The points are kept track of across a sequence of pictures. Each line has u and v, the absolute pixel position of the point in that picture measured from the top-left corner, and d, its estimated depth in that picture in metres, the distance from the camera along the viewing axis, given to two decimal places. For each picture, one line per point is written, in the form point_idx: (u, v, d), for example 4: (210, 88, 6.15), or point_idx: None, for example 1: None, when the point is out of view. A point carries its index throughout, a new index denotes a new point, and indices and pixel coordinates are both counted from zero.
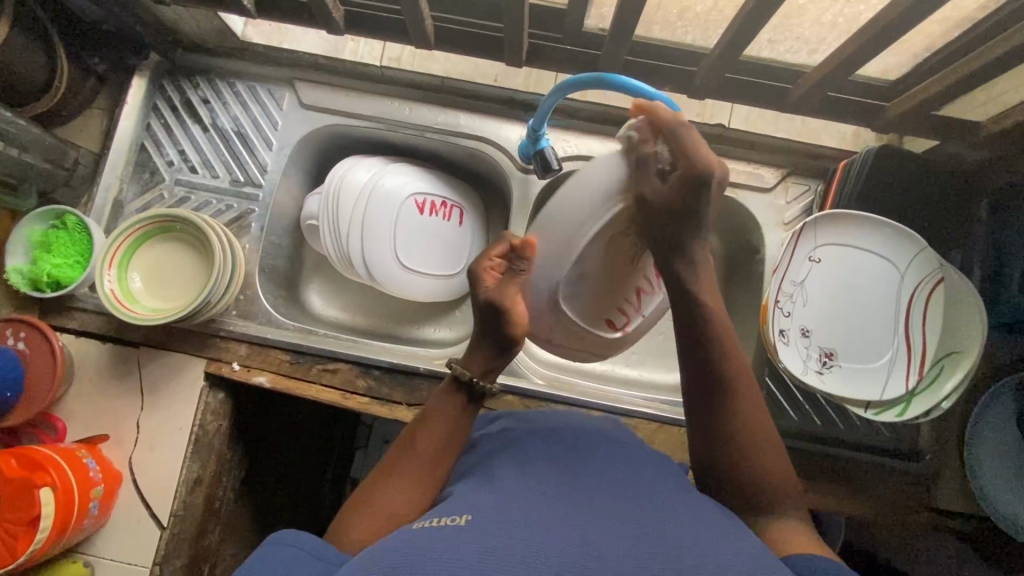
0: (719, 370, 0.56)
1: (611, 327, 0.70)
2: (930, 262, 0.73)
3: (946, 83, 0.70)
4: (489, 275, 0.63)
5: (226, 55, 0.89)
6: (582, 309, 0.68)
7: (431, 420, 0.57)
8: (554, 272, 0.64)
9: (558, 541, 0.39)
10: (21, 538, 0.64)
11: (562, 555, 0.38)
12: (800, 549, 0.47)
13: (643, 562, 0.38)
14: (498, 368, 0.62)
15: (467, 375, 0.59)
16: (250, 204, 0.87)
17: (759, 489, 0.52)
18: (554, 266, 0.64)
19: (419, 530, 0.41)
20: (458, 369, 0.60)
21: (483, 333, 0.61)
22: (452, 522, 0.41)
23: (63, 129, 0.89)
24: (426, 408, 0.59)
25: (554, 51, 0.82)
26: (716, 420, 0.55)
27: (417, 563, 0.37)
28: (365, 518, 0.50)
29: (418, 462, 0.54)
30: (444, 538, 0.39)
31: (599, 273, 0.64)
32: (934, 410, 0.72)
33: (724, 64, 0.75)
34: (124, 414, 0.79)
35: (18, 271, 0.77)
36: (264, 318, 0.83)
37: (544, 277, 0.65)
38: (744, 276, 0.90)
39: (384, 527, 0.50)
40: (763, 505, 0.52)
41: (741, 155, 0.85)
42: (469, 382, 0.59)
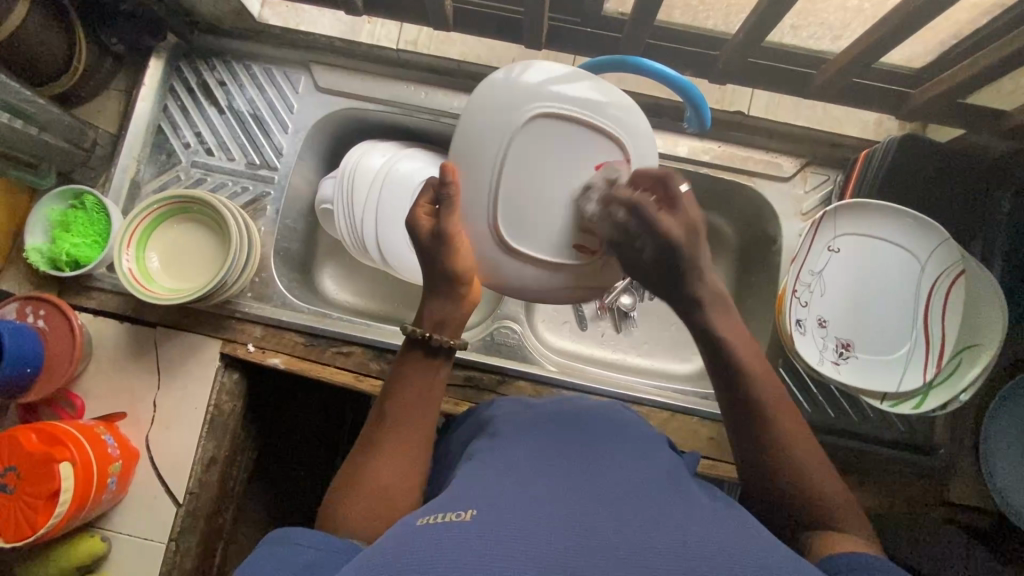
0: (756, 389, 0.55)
1: (585, 251, 0.59)
2: (953, 253, 0.72)
3: (973, 70, 0.69)
4: (423, 219, 0.58)
5: (243, 37, 0.89)
6: (535, 223, 0.57)
7: (405, 392, 0.57)
8: (488, 214, 0.57)
9: (573, 529, 0.39)
10: (41, 511, 0.66)
11: (575, 547, 0.37)
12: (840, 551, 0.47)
13: (658, 554, 0.38)
14: (457, 319, 0.60)
15: (421, 332, 0.58)
16: (265, 187, 0.87)
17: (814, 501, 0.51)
18: (479, 185, 0.57)
19: (424, 525, 0.40)
20: (412, 328, 0.58)
21: (429, 280, 0.59)
22: (457, 518, 0.40)
23: (81, 109, 0.89)
24: (388, 378, 0.59)
25: (573, 34, 0.81)
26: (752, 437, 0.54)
27: (423, 555, 0.36)
28: (354, 500, 0.50)
29: (401, 436, 0.55)
30: (453, 534, 0.38)
31: (543, 172, 0.56)
32: (951, 404, 0.71)
33: (747, 50, 0.73)
34: (141, 393, 0.80)
35: (38, 250, 0.78)
36: (278, 301, 0.84)
37: (477, 203, 0.57)
38: (759, 267, 0.89)
39: (373, 502, 0.50)
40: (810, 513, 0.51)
41: (760, 144, 0.83)
42: (428, 340, 0.58)
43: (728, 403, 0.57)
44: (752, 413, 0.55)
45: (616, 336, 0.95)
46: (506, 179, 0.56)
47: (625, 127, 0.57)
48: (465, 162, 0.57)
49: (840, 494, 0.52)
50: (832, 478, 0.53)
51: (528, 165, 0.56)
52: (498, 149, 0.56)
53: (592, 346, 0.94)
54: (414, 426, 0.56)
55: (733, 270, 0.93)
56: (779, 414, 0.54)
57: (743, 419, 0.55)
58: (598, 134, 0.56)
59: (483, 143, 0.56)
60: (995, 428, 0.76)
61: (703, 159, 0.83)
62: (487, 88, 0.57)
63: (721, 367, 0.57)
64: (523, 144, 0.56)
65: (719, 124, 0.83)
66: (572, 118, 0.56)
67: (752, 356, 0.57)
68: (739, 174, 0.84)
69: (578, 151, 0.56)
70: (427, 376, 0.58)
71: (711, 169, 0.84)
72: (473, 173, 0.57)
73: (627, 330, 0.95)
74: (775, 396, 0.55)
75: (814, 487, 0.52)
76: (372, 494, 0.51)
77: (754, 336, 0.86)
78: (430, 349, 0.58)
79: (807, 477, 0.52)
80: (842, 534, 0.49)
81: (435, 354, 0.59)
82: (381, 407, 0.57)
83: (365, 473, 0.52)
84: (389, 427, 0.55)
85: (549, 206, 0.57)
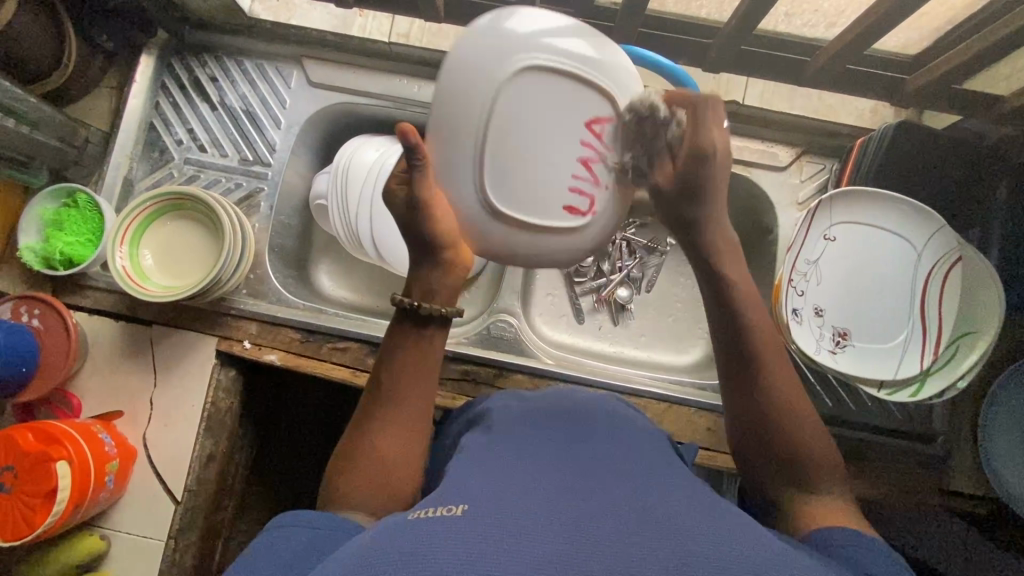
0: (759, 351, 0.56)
1: (576, 214, 0.51)
2: (949, 240, 0.72)
3: (966, 55, 0.68)
4: (399, 187, 0.52)
5: (234, 32, 0.88)
6: (517, 188, 0.49)
7: (395, 363, 0.55)
8: (475, 177, 0.49)
9: (564, 526, 0.38)
10: (38, 510, 0.66)
11: (566, 545, 0.37)
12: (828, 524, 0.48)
13: (649, 548, 0.37)
14: (444, 287, 0.56)
15: (407, 303, 0.55)
16: (259, 183, 0.86)
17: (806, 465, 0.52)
18: (462, 142, 0.48)
19: (413, 520, 0.40)
20: (400, 300, 0.55)
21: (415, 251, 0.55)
22: (448, 513, 0.40)
23: (72, 108, 0.88)
24: (381, 348, 0.56)
25: (565, 25, 0.80)
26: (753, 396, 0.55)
27: (411, 552, 0.36)
28: (354, 480, 0.51)
29: (396, 409, 0.54)
30: (443, 532, 0.37)
31: (543, 145, 0.48)
32: (949, 390, 0.72)
33: (740, 38, 0.73)
34: (137, 391, 0.80)
35: (31, 249, 0.78)
36: (274, 297, 0.84)
37: (460, 137, 0.48)
38: (756, 257, 0.89)
39: (374, 482, 0.51)
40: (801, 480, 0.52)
41: (755, 133, 0.83)
42: (416, 309, 0.54)
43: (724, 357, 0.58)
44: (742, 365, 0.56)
45: (613, 328, 0.95)
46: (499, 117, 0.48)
47: (621, 87, 0.50)
48: (444, 115, 0.48)
49: (826, 460, 0.53)
50: (826, 452, 0.53)
51: (530, 104, 0.47)
52: (485, 108, 0.47)
53: (589, 339, 0.94)
54: (409, 399, 0.54)
55: None
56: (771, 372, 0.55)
57: (742, 369, 0.56)
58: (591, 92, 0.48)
59: (470, 86, 0.47)
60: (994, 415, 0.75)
61: None
62: (488, 28, 0.48)
63: (735, 338, 0.57)
64: (520, 105, 0.47)
65: None
66: (579, 79, 0.48)
67: (756, 311, 0.57)
68: (735, 164, 0.84)
69: (572, 116, 0.48)
70: (419, 346, 0.55)
71: None
72: (453, 127, 0.48)
73: (624, 322, 0.95)
74: (782, 367, 0.56)
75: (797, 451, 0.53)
76: (368, 472, 0.51)
77: None
78: (419, 318, 0.55)
79: (790, 434, 0.54)
80: (818, 497, 0.51)
81: (426, 323, 0.55)
82: (374, 383, 0.55)
83: (361, 451, 0.52)
84: (383, 401, 0.54)
85: (538, 174, 0.49)
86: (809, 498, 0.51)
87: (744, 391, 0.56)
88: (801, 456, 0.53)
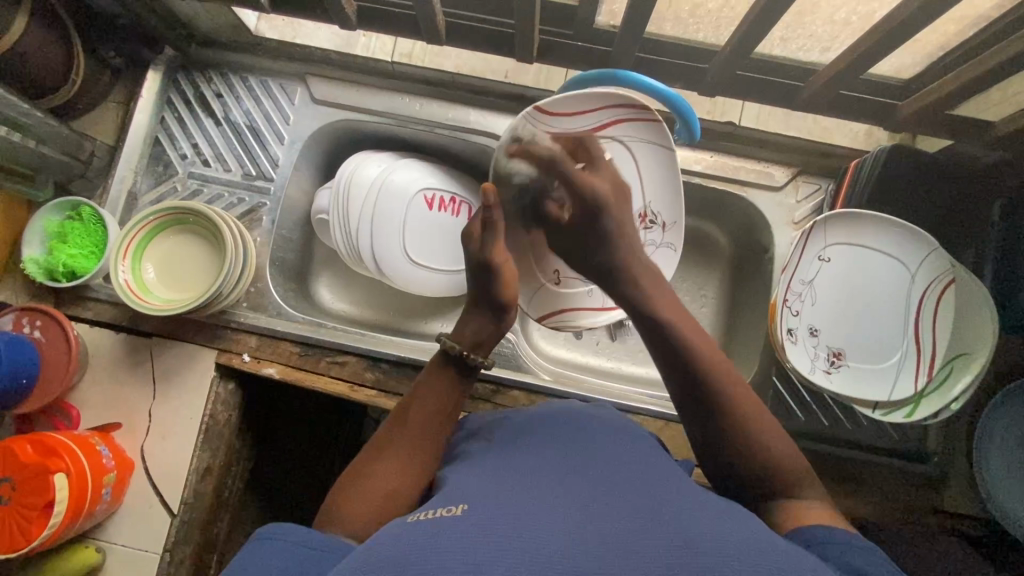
0: (702, 373, 0.54)
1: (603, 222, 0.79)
2: (942, 263, 0.72)
3: (960, 82, 0.69)
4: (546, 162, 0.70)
5: (239, 50, 0.90)
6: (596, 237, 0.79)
7: (423, 394, 0.59)
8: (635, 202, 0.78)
9: (561, 525, 0.39)
10: (35, 522, 0.66)
11: (561, 542, 0.37)
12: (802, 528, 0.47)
13: (645, 547, 0.37)
14: (489, 341, 0.65)
15: (457, 348, 0.62)
16: (261, 198, 0.87)
17: (782, 477, 0.51)
18: (611, 153, 0.74)
19: (415, 522, 0.40)
20: (449, 343, 0.62)
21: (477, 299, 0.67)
22: (448, 513, 0.40)
23: (79, 122, 0.90)
24: (416, 382, 0.61)
25: (564, 47, 0.82)
26: (710, 423, 0.53)
27: (396, 565, 0.35)
28: (360, 500, 0.51)
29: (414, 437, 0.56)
30: (441, 534, 0.38)
31: None
32: (941, 412, 0.72)
33: (735, 63, 0.74)
34: (137, 403, 0.81)
35: (34, 261, 0.78)
36: (274, 311, 0.84)
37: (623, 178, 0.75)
38: (752, 275, 0.90)
39: (377, 507, 0.51)
40: (777, 493, 0.51)
41: (751, 153, 0.84)
42: (462, 356, 0.61)
43: (672, 377, 0.56)
44: (703, 397, 0.54)
45: (611, 344, 0.95)
46: (540, 227, 0.78)
47: (517, 184, 0.74)
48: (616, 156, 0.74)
49: (788, 455, 0.51)
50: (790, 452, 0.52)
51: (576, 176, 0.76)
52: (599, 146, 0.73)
53: (587, 355, 0.95)
54: (434, 430, 0.57)
55: (727, 278, 0.94)
56: (718, 375, 0.54)
57: (695, 399, 0.54)
58: (529, 190, 0.75)
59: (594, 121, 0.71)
60: (999, 411, 0.76)
61: (695, 169, 0.84)
62: (568, 101, 0.68)
63: (683, 374, 0.55)
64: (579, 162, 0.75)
65: (710, 134, 0.84)
66: (532, 180, 0.75)
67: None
68: (732, 184, 0.85)
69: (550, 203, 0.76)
70: (451, 386, 0.61)
71: (704, 179, 0.85)
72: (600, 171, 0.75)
73: (621, 338, 0.95)
74: (730, 381, 0.54)
75: (768, 454, 0.51)
76: (379, 494, 0.51)
77: (749, 342, 0.87)
78: (460, 365, 0.62)
79: (749, 436, 0.52)
80: (791, 502, 0.50)
81: (463, 370, 0.62)
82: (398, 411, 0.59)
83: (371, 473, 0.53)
84: (404, 430, 0.57)
85: None
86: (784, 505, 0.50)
87: (712, 420, 0.53)
88: (766, 475, 0.51)
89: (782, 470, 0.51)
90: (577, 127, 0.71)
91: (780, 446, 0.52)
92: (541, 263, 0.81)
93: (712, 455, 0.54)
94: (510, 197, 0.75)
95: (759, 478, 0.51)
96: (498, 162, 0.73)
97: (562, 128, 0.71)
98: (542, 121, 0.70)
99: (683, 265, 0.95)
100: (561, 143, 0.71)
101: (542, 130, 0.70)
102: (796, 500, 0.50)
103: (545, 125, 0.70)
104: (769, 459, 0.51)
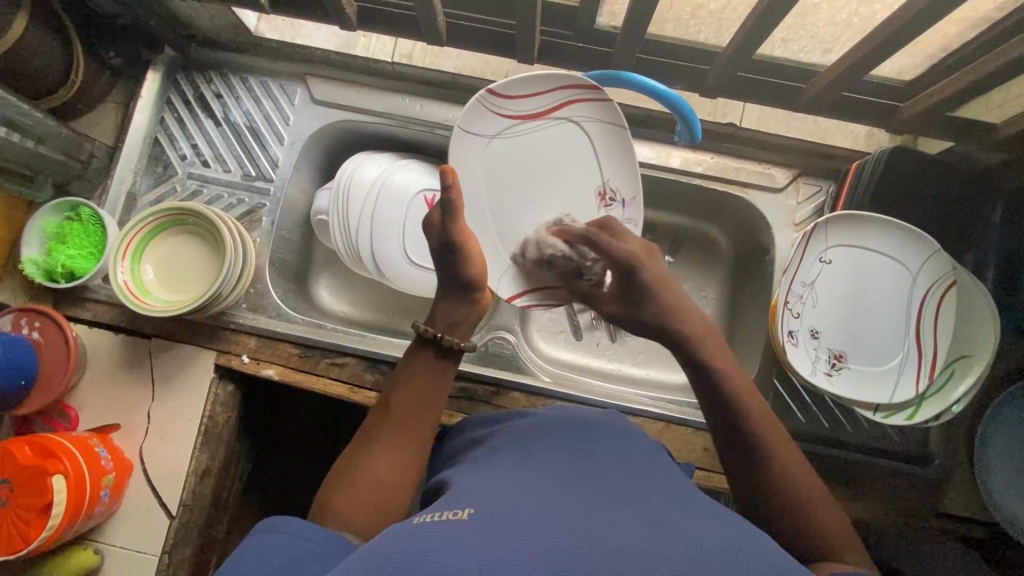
0: (737, 409, 0.56)
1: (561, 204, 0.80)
2: (944, 265, 0.72)
3: (961, 84, 0.69)
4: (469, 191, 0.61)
5: (239, 50, 0.90)
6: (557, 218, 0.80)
7: (407, 386, 0.59)
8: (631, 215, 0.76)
9: (568, 530, 0.38)
10: (33, 524, 0.66)
11: (566, 549, 0.36)
12: (832, 570, 0.44)
13: (649, 554, 0.37)
14: (466, 323, 0.65)
15: (433, 332, 0.62)
16: (261, 198, 0.87)
17: (821, 535, 0.48)
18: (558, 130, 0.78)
19: (419, 524, 0.40)
20: (424, 328, 0.62)
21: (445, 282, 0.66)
22: (453, 516, 0.40)
23: (79, 122, 0.90)
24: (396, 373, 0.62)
25: (565, 48, 0.82)
26: (746, 460, 0.54)
27: (404, 564, 0.35)
28: (350, 495, 0.50)
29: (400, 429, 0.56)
30: (447, 534, 0.37)
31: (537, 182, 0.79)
32: (944, 415, 0.72)
33: (736, 64, 0.74)
34: (136, 404, 0.80)
35: (33, 261, 0.78)
36: (274, 312, 0.84)
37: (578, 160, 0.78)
38: (752, 276, 0.89)
39: (367, 501, 0.50)
40: (815, 550, 0.48)
41: (752, 155, 0.84)
42: (440, 340, 0.61)
43: (712, 414, 0.58)
44: (739, 437, 0.55)
45: (611, 346, 0.95)
46: (504, 213, 0.80)
47: (472, 166, 0.78)
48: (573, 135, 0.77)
49: (829, 508, 0.50)
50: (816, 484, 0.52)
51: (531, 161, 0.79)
52: (547, 126, 0.78)
53: (586, 356, 0.95)
54: (416, 418, 0.58)
55: (728, 280, 0.94)
56: (749, 411, 0.55)
57: (731, 434, 0.55)
58: (486, 171, 0.79)
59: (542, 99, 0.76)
60: (1001, 415, 0.75)
61: (696, 170, 0.84)
62: (515, 83, 0.74)
63: (719, 410, 0.57)
64: (531, 142, 0.78)
65: (711, 135, 0.84)
66: (486, 160, 0.78)
67: (719, 351, 0.61)
68: (732, 185, 0.85)
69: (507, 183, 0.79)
70: (431, 373, 0.61)
71: (704, 181, 0.85)
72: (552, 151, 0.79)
73: (622, 340, 0.95)
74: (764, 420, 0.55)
75: (799, 504, 0.50)
76: (369, 487, 0.51)
77: (750, 344, 0.86)
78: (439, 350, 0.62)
79: (786, 481, 0.51)
80: (830, 559, 0.47)
81: (442, 355, 0.62)
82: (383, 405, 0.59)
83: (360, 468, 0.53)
84: (391, 423, 0.57)
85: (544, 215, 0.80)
86: (822, 561, 0.47)
87: (748, 459, 0.54)
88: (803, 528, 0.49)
89: (819, 524, 0.49)
90: (528, 108, 0.77)
91: (821, 504, 0.50)
92: (505, 240, 0.80)
93: (748, 500, 0.53)
94: (471, 180, 0.78)
95: (793, 529, 0.49)
96: (456, 142, 0.75)
97: (511, 111, 0.77)
98: (492, 103, 0.75)
99: (683, 266, 0.95)
100: (515, 124, 0.78)
101: (493, 110, 0.75)
102: (835, 557, 0.46)
103: (495, 105, 0.75)
104: (804, 509, 0.50)
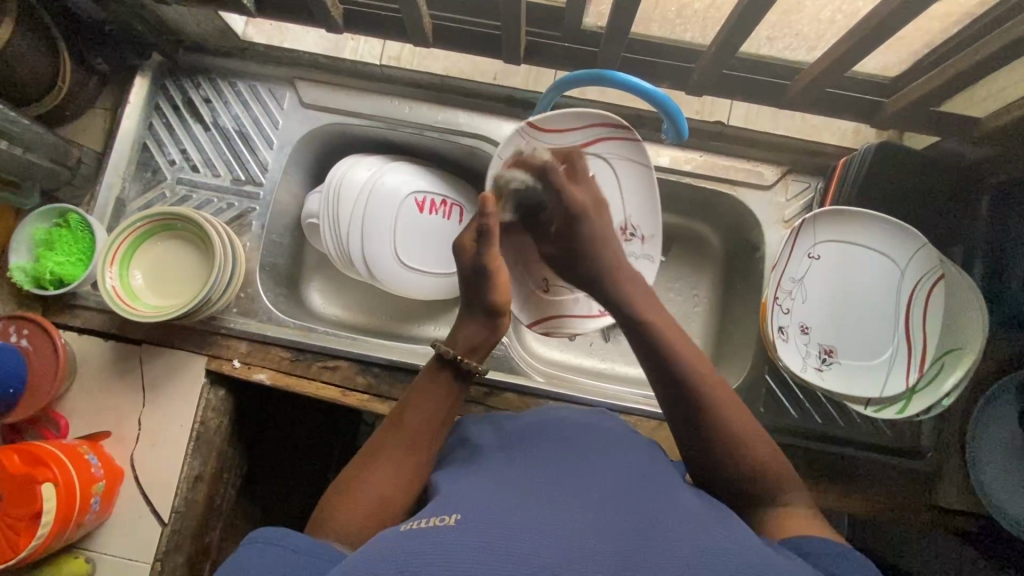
0: (679, 367, 0.56)
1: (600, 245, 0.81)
2: (931, 259, 0.73)
3: (944, 79, 0.70)
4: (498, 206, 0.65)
5: (227, 55, 0.90)
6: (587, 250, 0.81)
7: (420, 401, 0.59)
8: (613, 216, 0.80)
9: (554, 533, 0.38)
10: (22, 533, 0.65)
11: (551, 554, 0.36)
12: (793, 533, 0.47)
13: (633, 557, 0.37)
14: (484, 345, 0.65)
15: (451, 353, 0.62)
16: (250, 202, 0.87)
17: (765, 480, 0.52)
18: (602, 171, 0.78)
19: (407, 531, 0.40)
20: (443, 348, 0.63)
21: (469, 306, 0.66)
22: (441, 523, 0.39)
23: (67, 128, 0.89)
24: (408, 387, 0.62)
25: (553, 48, 0.82)
26: (685, 408, 0.55)
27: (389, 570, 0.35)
28: (349, 507, 0.51)
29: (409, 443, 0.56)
30: (433, 541, 0.37)
31: None
32: (934, 408, 0.73)
33: (721, 63, 0.75)
34: (127, 411, 0.80)
35: (21, 269, 0.77)
36: (265, 317, 0.84)
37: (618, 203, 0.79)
38: (743, 273, 0.90)
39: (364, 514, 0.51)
40: (763, 499, 0.51)
41: (741, 152, 0.85)
42: (456, 361, 0.62)
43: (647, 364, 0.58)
44: (680, 392, 0.55)
45: (605, 345, 0.95)
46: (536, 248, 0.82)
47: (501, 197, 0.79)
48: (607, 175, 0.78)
49: (773, 458, 0.53)
50: (764, 441, 0.54)
51: None
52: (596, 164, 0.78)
53: (580, 355, 0.95)
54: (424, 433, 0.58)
55: (719, 277, 0.94)
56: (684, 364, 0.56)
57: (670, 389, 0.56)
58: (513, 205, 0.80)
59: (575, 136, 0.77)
60: (992, 410, 0.75)
61: (684, 169, 0.85)
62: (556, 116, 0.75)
63: (659, 362, 0.57)
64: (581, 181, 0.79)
65: (699, 134, 0.85)
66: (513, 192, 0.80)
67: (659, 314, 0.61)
68: (720, 183, 0.85)
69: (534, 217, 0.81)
70: (442, 390, 0.61)
71: (693, 179, 0.85)
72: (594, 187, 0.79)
73: (614, 339, 0.95)
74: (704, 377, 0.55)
75: (739, 451, 0.53)
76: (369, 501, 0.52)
77: (742, 341, 0.86)
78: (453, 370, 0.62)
79: (726, 431, 0.53)
80: (783, 509, 0.50)
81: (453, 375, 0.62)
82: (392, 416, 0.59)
83: (362, 480, 0.53)
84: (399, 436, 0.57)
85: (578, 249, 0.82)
86: (779, 513, 0.50)
87: (687, 408, 0.55)
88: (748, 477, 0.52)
89: (764, 468, 0.52)
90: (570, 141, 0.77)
91: (763, 447, 0.53)
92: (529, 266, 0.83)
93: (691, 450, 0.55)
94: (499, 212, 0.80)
95: (738, 480, 0.53)
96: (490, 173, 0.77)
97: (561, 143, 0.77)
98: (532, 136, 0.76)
99: (674, 264, 0.95)
100: None
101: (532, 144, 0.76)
102: (785, 506, 0.51)
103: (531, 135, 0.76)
104: (748, 457, 0.52)
